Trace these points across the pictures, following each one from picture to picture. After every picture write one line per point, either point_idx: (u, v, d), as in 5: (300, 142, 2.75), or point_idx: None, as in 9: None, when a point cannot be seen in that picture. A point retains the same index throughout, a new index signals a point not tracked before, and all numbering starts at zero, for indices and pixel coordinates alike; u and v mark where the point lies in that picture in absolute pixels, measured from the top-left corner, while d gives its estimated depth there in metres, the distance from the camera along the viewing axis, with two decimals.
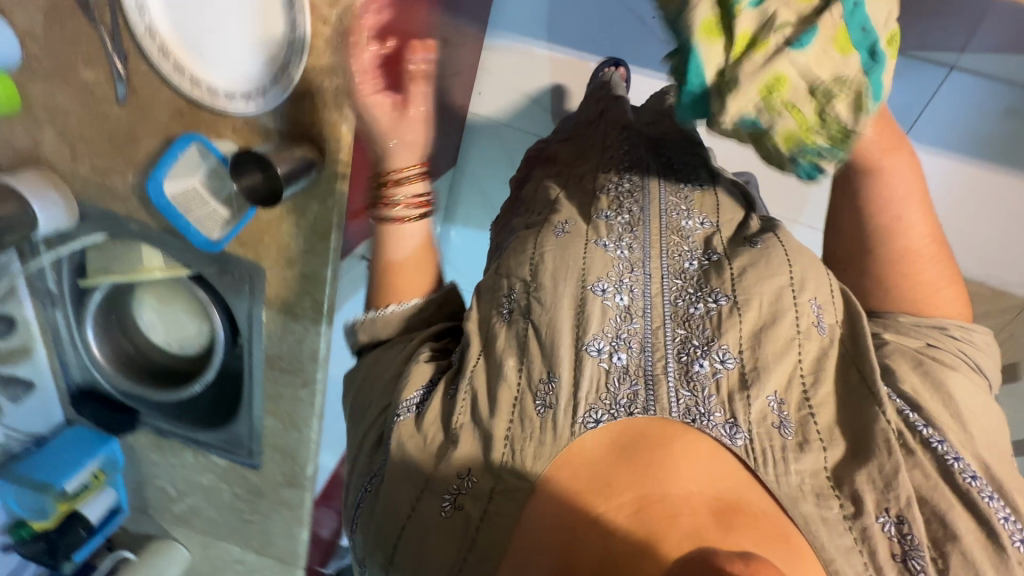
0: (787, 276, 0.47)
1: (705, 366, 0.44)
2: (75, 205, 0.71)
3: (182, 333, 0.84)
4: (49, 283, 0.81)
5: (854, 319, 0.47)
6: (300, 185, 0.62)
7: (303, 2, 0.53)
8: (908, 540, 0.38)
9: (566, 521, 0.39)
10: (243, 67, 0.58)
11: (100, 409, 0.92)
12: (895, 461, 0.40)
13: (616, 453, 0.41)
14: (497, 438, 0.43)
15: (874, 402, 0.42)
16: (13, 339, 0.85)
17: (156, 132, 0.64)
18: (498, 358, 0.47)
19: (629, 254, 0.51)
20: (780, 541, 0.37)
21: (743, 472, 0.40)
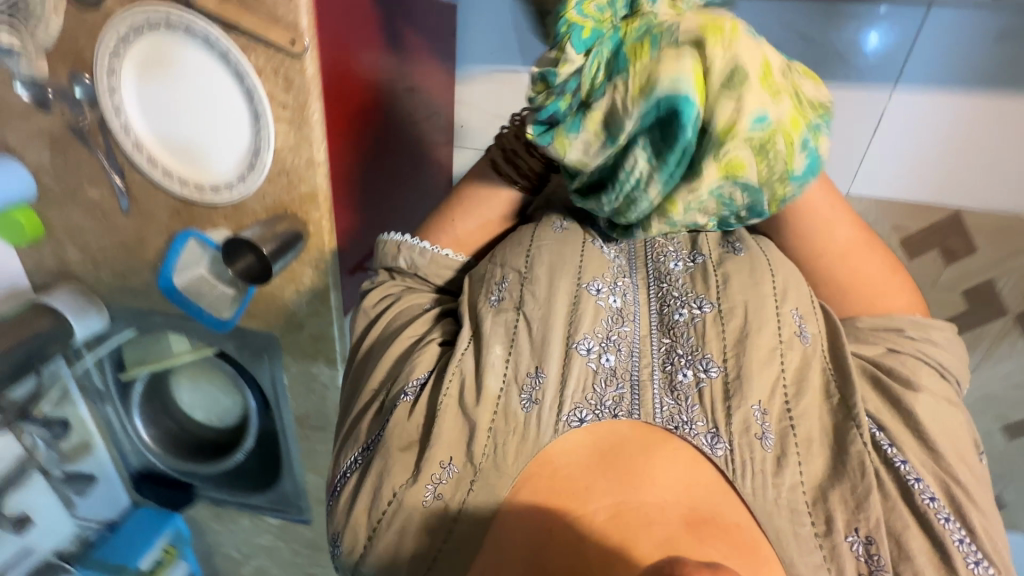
0: (770, 287, 0.53)
1: (688, 375, 0.51)
2: (105, 307, 0.87)
3: (218, 407, 0.95)
4: (96, 382, 0.98)
5: (834, 332, 0.54)
6: (288, 257, 0.68)
7: (262, 95, 0.58)
8: (874, 560, 0.44)
9: (542, 524, 0.45)
10: (222, 162, 0.64)
11: (157, 488, 1.08)
12: (867, 485, 0.46)
13: (594, 458, 0.48)
14: (480, 429, 0.49)
15: (852, 424, 0.48)
16: (75, 437, 1.02)
17: (162, 234, 0.72)
18: (487, 345, 0.52)
19: (619, 260, 0.58)
20: (747, 550, 0.44)
21: (721, 477, 0.47)
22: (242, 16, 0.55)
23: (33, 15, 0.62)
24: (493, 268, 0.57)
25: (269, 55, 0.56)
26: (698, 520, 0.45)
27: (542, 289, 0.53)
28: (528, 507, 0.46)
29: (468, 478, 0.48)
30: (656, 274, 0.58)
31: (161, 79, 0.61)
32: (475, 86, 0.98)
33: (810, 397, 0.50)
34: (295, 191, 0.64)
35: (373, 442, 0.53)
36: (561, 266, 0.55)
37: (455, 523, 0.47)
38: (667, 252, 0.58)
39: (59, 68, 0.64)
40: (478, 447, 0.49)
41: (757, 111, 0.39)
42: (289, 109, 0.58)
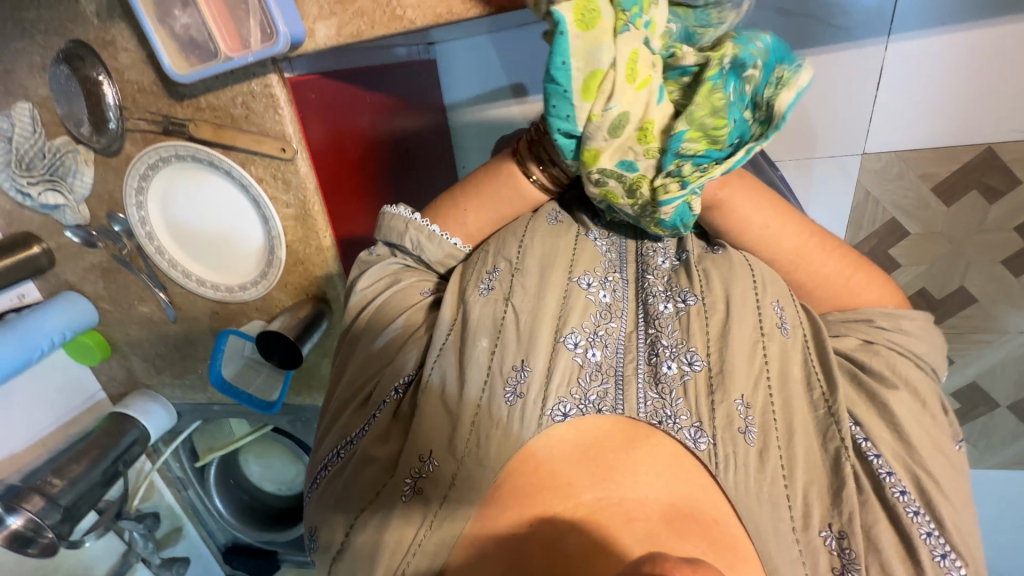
0: (749, 277, 0.54)
1: (673, 368, 0.51)
2: (172, 405, 1.06)
3: (281, 477, 1.15)
4: (176, 471, 1.16)
5: (817, 326, 0.54)
6: (314, 335, 0.80)
7: (269, 211, 0.77)
8: (847, 553, 0.46)
9: (521, 528, 0.47)
10: (244, 265, 0.83)
11: (246, 556, 1.26)
12: (842, 480, 0.47)
13: (580, 451, 0.48)
14: (464, 422, 0.50)
15: (834, 424, 0.49)
16: (166, 523, 1.22)
17: (206, 329, 0.92)
18: (472, 340, 0.53)
19: (610, 255, 0.59)
20: (726, 548, 0.45)
21: (702, 469, 0.48)
22: (236, 137, 0.72)
23: (71, 171, 0.80)
24: (480, 261, 0.58)
25: (265, 164, 0.74)
26: (676, 514, 0.46)
27: (532, 279, 0.55)
28: (502, 527, 0.47)
29: (450, 470, 0.50)
30: (643, 267, 0.59)
31: (188, 208, 0.80)
32: (468, 124, 1.02)
33: (795, 388, 0.51)
34: (309, 276, 0.82)
35: (356, 437, 0.56)
36: (551, 261, 0.56)
37: (434, 515, 0.48)
38: (655, 248, 0.60)
39: (99, 211, 0.84)
40: (461, 443, 0.50)
41: (621, 160, 0.49)
42: (291, 206, 0.76)
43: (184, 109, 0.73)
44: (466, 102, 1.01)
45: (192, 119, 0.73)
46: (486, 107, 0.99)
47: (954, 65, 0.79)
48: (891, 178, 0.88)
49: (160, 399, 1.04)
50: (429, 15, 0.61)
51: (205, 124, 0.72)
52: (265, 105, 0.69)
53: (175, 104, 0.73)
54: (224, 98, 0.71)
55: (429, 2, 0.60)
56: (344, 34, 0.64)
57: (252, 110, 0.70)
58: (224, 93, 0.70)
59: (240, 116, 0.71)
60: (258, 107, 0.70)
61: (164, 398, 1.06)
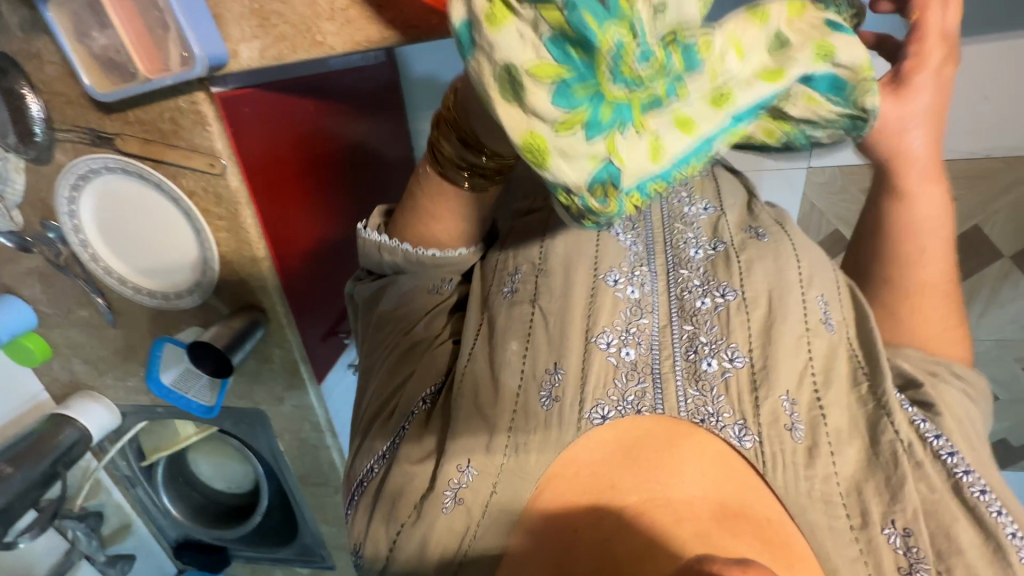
0: (797, 273, 0.64)
1: (714, 366, 0.60)
2: (116, 406, 1.04)
3: (231, 475, 1.19)
4: (124, 470, 1.15)
5: (861, 319, 0.64)
6: (246, 345, 0.83)
7: (201, 220, 0.76)
8: (914, 553, 0.52)
9: (569, 526, 0.55)
10: (175, 274, 0.82)
11: (198, 553, 1.26)
12: (901, 473, 0.54)
13: (622, 452, 0.57)
14: (501, 431, 0.58)
15: (885, 415, 0.57)
16: (114, 521, 1.20)
17: (146, 337, 0.91)
18: (504, 346, 0.62)
19: (637, 249, 0.69)
20: (777, 546, 0.52)
21: (749, 465, 0.56)
22: (164, 152, 0.72)
23: (4, 177, 0.78)
24: (503, 269, 0.67)
25: (197, 178, 0.73)
26: (726, 513, 0.54)
27: (554, 279, 0.64)
28: (552, 509, 0.56)
29: (489, 481, 0.57)
30: (676, 259, 0.69)
31: (120, 218, 0.79)
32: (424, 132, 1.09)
33: (836, 384, 0.59)
34: (247, 284, 0.82)
35: (389, 449, 0.63)
36: (575, 264, 0.65)
37: (478, 524, 0.56)
38: (688, 242, 0.70)
39: (34, 218, 0.81)
40: (498, 448, 0.57)
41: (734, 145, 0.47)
42: (225, 219, 0.76)
43: (113, 122, 0.71)
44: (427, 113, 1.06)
45: (120, 133, 0.72)
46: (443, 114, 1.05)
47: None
48: (835, 192, 0.96)
49: (103, 398, 1.02)
50: (349, 43, 0.59)
51: (134, 138, 0.72)
52: (192, 122, 0.69)
53: (104, 117, 0.71)
54: (152, 113, 0.69)
55: (348, 30, 0.59)
56: (268, 57, 0.62)
57: (181, 125, 0.69)
58: (153, 109, 0.69)
59: (168, 131, 0.70)
60: (185, 123, 0.69)
61: (108, 398, 1.03)
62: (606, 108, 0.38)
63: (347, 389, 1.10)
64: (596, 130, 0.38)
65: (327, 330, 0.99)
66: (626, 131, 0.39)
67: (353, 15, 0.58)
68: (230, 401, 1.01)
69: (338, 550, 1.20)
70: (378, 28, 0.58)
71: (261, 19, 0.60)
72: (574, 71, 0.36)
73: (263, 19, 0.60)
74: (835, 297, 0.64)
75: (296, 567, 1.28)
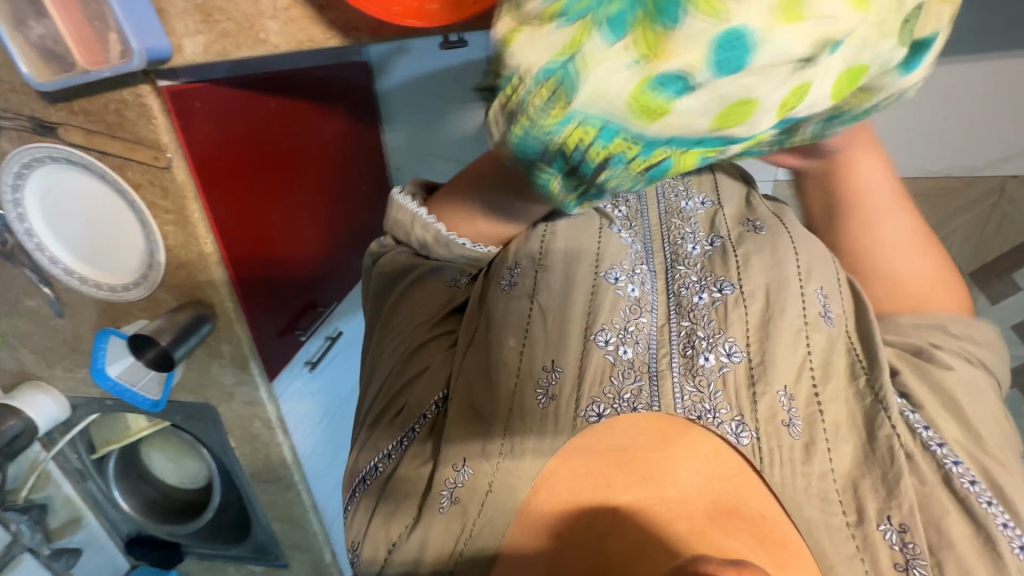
0: (795, 267, 0.65)
1: (711, 361, 0.60)
2: (65, 398, 0.97)
3: (186, 470, 1.12)
4: (74, 462, 1.08)
5: (860, 307, 0.65)
6: (190, 341, 0.81)
7: (146, 213, 0.75)
8: (910, 548, 0.52)
9: (564, 525, 0.56)
10: (123, 266, 0.81)
11: (148, 549, 1.17)
12: (897, 469, 0.54)
13: (620, 455, 0.57)
14: (496, 440, 0.59)
15: (882, 408, 0.58)
16: (63, 514, 1.11)
17: (94, 329, 0.87)
18: (503, 346, 0.63)
19: (637, 247, 0.71)
20: (777, 545, 0.52)
21: (748, 465, 0.56)
22: (108, 143, 0.70)
23: None
24: (502, 265, 0.68)
25: (143, 170, 0.72)
26: (720, 511, 0.54)
27: (555, 276, 0.66)
28: (552, 507, 0.57)
29: (485, 479, 0.58)
30: (674, 254, 0.71)
31: (67, 206, 0.77)
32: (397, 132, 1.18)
33: (835, 379, 0.60)
34: (195, 279, 0.81)
35: (393, 450, 0.66)
36: (576, 258, 0.67)
37: (473, 524, 0.57)
38: (686, 237, 0.72)
39: None
40: (494, 449, 0.58)
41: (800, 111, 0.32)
42: (172, 212, 0.75)
43: (57, 112, 0.69)
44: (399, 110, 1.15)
45: (63, 123, 0.70)
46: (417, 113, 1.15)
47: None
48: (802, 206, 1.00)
49: (51, 390, 0.95)
50: (292, 43, 0.54)
51: (75, 129, 0.70)
52: (137, 114, 0.67)
53: (48, 106, 0.68)
54: (97, 104, 0.67)
55: (291, 30, 0.54)
56: (212, 52, 0.58)
57: (126, 118, 0.67)
58: (97, 100, 0.67)
59: (113, 123, 0.68)
60: (131, 115, 0.67)
61: (57, 390, 0.96)
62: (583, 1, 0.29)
63: (308, 383, 1.07)
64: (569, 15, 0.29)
65: (284, 327, 0.97)
66: (604, 28, 0.28)
67: (295, 14, 0.53)
68: (177, 395, 0.97)
69: (292, 549, 1.15)
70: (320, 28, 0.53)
71: (204, 15, 0.56)
72: None
73: (206, 14, 0.56)
74: (834, 291, 0.65)
75: (248, 566, 1.20)
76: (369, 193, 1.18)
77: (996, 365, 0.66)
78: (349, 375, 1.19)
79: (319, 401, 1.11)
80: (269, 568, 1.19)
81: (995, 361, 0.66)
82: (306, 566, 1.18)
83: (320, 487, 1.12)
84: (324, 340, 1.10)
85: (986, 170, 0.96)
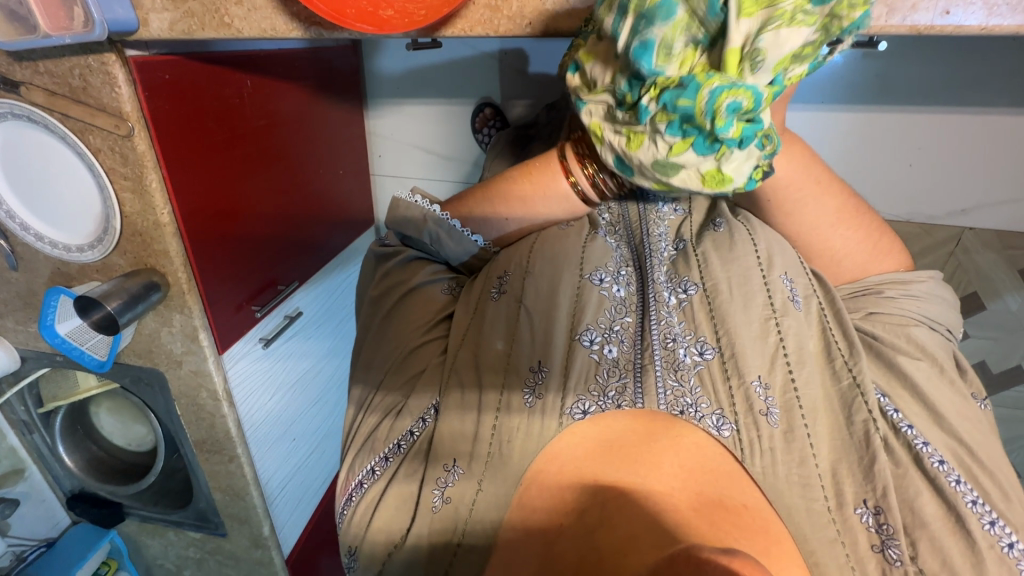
0: (755, 258, 0.66)
1: (688, 359, 0.62)
2: (15, 349, 0.92)
3: (137, 431, 1.07)
4: (21, 414, 1.02)
5: (831, 298, 0.66)
6: (139, 309, 0.77)
7: (104, 178, 0.73)
8: (885, 530, 0.54)
9: (553, 524, 0.54)
10: (78, 227, 0.78)
11: (89, 507, 1.11)
12: (872, 454, 0.57)
13: (602, 446, 0.57)
14: (487, 430, 0.60)
15: (859, 394, 0.60)
16: (4, 465, 1.05)
17: (48, 286, 0.83)
18: (490, 345, 0.66)
19: (624, 252, 0.74)
20: (764, 534, 0.53)
21: (729, 455, 0.57)
22: (70, 107, 0.68)
23: None
24: (490, 275, 0.72)
25: (103, 136, 0.70)
26: (704, 502, 0.53)
27: (542, 282, 0.67)
28: (542, 503, 0.56)
29: (473, 484, 0.58)
30: (648, 246, 0.72)
31: (29, 158, 0.74)
32: (381, 120, 1.23)
33: (807, 366, 0.61)
34: (149, 247, 0.78)
35: (384, 461, 0.66)
36: (564, 259, 0.68)
37: (464, 525, 0.57)
38: (659, 237, 0.73)
39: None
40: (486, 431, 0.60)
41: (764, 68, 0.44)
42: (129, 179, 0.72)
43: (24, 69, 0.67)
44: (388, 98, 1.20)
45: (29, 81, 0.68)
46: (403, 103, 1.19)
47: (822, 138, 1.00)
48: None
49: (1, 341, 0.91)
50: (256, 30, 0.57)
51: (38, 88, 0.68)
52: (102, 82, 0.66)
53: (14, 63, 0.67)
54: (62, 67, 0.66)
55: (256, 17, 0.56)
56: (177, 31, 0.59)
57: (90, 83, 0.66)
58: (63, 63, 0.66)
59: (77, 87, 0.67)
60: (95, 82, 0.66)
61: (6, 340, 0.91)
62: (686, 119, 0.45)
63: (263, 363, 1.02)
64: (677, 130, 0.46)
65: (242, 301, 0.93)
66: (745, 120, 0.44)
67: (260, 3, 0.55)
68: (125, 358, 0.92)
69: (231, 520, 1.10)
70: (284, 18, 0.55)
71: None
72: (696, 137, 0.46)
73: None
74: (798, 275, 0.67)
75: (187, 532, 1.15)
76: (346, 175, 1.19)
77: (949, 318, 0.71)
78: (309, 353, 1.17)
79: (269, 382, 1.05)
80: (209, 536, 1.14)
81: (946, 314, 0.70)
82: (248, 542, 1.13)
83: (269, 461, 1.09)
84: (283, 317, 1.06)
85: (946, 220, 1.02)
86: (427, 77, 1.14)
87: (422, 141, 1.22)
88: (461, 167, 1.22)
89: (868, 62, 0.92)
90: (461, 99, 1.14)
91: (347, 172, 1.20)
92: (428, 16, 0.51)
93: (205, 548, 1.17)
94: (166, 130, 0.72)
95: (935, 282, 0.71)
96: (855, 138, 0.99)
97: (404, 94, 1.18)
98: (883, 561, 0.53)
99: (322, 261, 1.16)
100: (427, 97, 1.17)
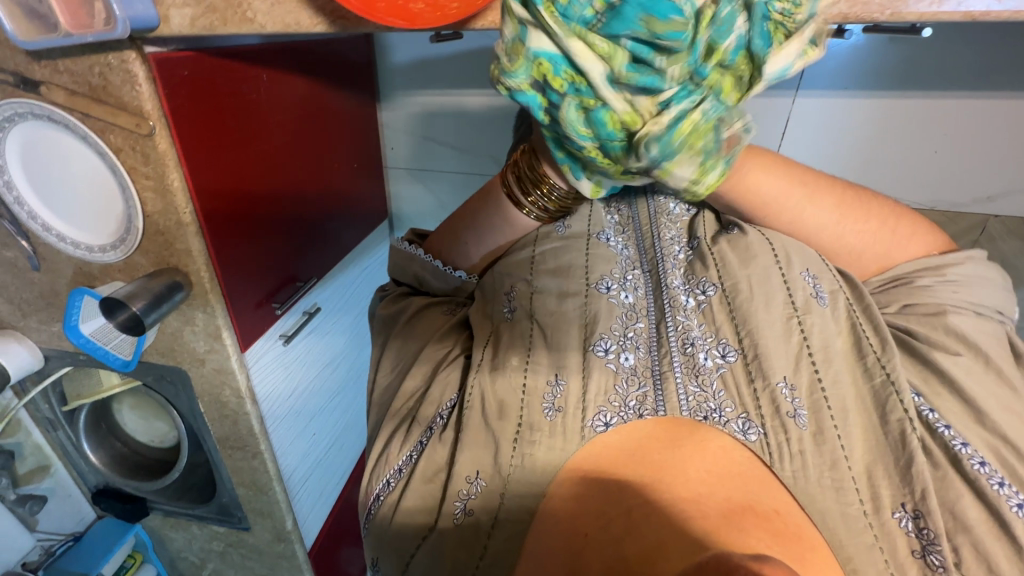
0: (775, 258, 0.64)
1: (709, 362, 0.62)
2: (39, 348, 0.93)
3: (158, 428, 1.09)
4: (45, 412, 1.04)
5: (861, 295, 0.64)
6: (163, 308, 0.77)
7: (126, 177, 0.72)
8: (926, 535, 0.53)
9: (578, 531, 0.53)
10: (100, 227, 0.78)
11: (114, 503, 1.13)
12: (909, 455, 0.55)
13: (623, 455, 0.57)
14: (508, 440, 0.58)
15: (893, 391, 0.58)
16: (31, 461, 1.07)
17: (70, 286, 0.84)
18: (505, 360, 0.63)
19: (629, 253, 0.72)
20: (796, 539, 0.52)
21: (756, 459, 0.57)
22: (91, 106, 0.68)
23: None
24: (500, 289, 0.70)
25: (125, 135, 0.69)
26: (733, 509, 0.53)
27: (555, 298, 0.65)
28: (567, 511, 0.55)
29: (497, 490, 0.57)
30: (661, 251, 0.71)
31: (49, 159, 0.74)
32: (394, 112, 1.21)
33: (835, 366, 0.59)
34: (171, 246, 0.78)
35: (405, 465, 0.65)
36: (566, 272, 0.67)
37: (489, 531, 0.56)
38: (671, 239, 0.72)
39: None
40: (505, 450, 0.58)
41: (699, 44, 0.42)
42: (151, 178, 0.72)
43: (43, 69, 0.67)
44: (401, 89, 1.18)
45: (48, 81, 0.68)
46: (416, 94, 1.17)
47: (846, 126, 0.97)
48: None
49: (25, 340, 0.92)
50: (278, 24, 0.56)
51: (59, 87, 0.68)
52: (122, 79, 0.65)
53: (33, 62, 0.67)
54: (82, 66, 0.66)
55: (278, 11, 0.55)
56: (198, 26, 0.58)
57: (110, 81, 0.66)
58: (83, 61, 0.66)
59: (97, 86, 0.67)
60: (115, 80, 0.66)
61: (30, 339, 0.93)
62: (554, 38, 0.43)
63: (282, 362, 1.03)
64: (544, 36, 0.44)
65: (262, 298, 0.93)
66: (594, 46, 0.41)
67: None
68: (148, 356, 0.93)
69: (254, 515, 1.11)
70: (306, 12, 0.54)
71: None
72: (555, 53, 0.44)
73: None
74: (821, 270, 0.65)
75: (210, 527, 1.16)
76: (360, 171, 1.18)
77: (996, 298, 0.66)
78: (326, 351, 1.17)
79: (289, 381, 1.06)
80: (232, 530, 1.16)
81: (992, 295, 0.66)
82: (272, 536, 1.14)
83: (291, 457, 1.10)
84: (300, 315, 1.06)
85: (975, 207, 0.98)
86: (440, 68, 1.12)
87: (434, 133, 1.21)
88: (476, 158, 1.21)
89: (897, 46, 0.88)
90: (476, 90, 1.12)
91: (362, 168, 1.19)
92: (457, 9, 0.50)
93: (228, 542, 1.19)
94: (185, 126, 0.72)
95: (976, 261, 0.67)
96: (880, 125, 0.95)
97: (417, 86, 1.16)
98: (925, 567, 0.52)
99: (338, 258, 1.15)
100: (440, 88, 1.15)
